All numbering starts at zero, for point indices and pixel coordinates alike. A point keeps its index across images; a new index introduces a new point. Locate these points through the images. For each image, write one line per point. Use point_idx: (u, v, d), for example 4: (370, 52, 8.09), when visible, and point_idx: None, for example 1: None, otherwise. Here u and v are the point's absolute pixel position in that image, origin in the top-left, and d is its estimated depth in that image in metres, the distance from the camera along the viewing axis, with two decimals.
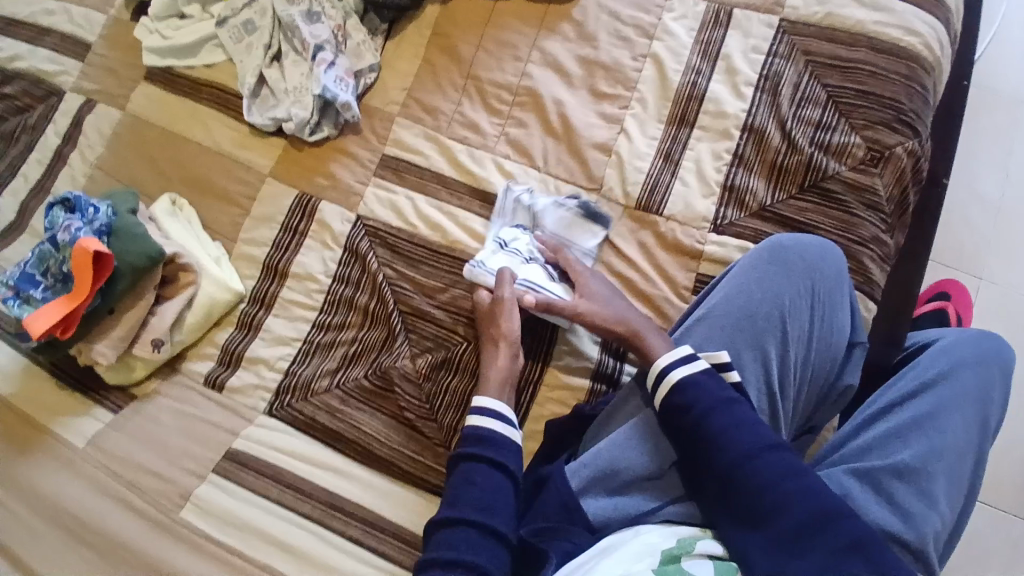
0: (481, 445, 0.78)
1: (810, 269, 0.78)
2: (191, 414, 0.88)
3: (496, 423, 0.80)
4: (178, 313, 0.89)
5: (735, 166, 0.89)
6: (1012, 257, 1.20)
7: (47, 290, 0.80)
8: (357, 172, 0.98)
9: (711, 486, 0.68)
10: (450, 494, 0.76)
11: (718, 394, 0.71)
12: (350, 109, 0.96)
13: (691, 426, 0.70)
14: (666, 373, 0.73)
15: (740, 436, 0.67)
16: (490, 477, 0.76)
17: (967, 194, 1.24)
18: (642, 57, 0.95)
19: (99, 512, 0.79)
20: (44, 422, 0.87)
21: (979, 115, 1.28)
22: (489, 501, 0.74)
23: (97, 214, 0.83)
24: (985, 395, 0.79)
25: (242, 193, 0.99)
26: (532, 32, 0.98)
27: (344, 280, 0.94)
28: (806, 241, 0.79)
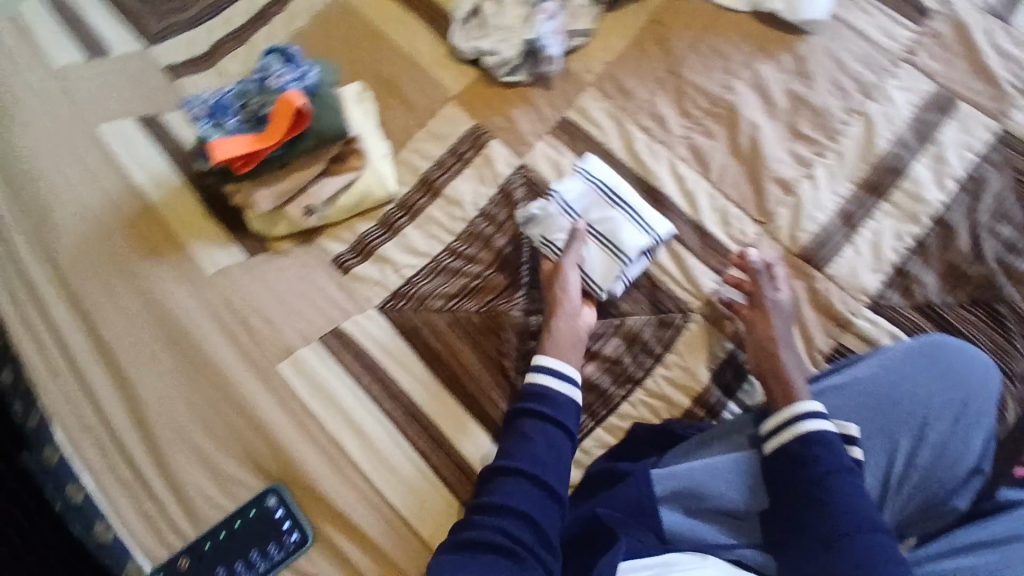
0: (541, 403, 0.80)
1: (967, 383, 0.77)
2: (313, 283, 0.91)
3: (561, 383, 0.82)
4: (335, 191, 0.93)
5: (913, 253, 0.87)
6: None
7: (238, 123, 0.86)
8: (535, 124, 0.99)
9: (805, 544, 0.68)
10: (507, 447, 0.78)
11: (842, 466, 0.70)
12: (551, 63, 0.98)
13: (806, 480, 0.71)
14: (798, 424, 0.74)
15: (849, 512, 0.67)
16: (547, 434, 0.79)
17: None
18: (854, 113, 0.93)
19: (211, 339, 0.85)
20: (181, 241, 0.90)
21: None
22: (543, 457, 0.77)
23: (305, 73, 0.87)
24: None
25: (423, 106, 1.02)
26: (751, 52, 0.97)
27: (488, 217, 0.96)
28: (972, 355, 0.78)
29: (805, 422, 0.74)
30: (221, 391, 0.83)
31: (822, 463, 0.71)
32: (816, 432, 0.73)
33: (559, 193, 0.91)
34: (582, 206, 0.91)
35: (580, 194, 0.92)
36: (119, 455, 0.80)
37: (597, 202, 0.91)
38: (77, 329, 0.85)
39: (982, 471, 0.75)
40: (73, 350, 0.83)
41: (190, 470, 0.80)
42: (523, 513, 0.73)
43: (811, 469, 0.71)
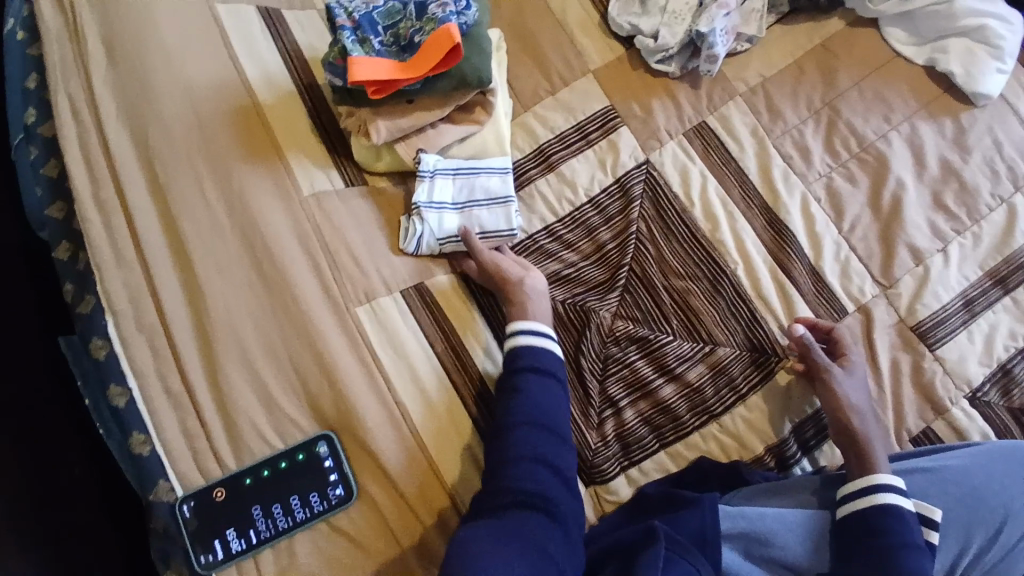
0: (531, 358, 0.76)
1: None
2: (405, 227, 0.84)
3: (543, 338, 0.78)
4: (451, 141, 0.87)
5: (1022, 355, 0.84)
6: None
7: (382, 46, 0.78)
8: (670, 121, 0.93)
9: None
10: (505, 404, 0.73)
11: (915, 544, 0.69)
12: (712, 64, 0.90)
13: (880, 549, 0.68)
14: (876, 493, 0.72)
15: None
16: (547, 387, 0.75)
17: None
18: (1000, 200, 0.89)
19: (292, 258, 0.77)
20: (282, 146, 0.84)
21: None
22: (546, 412, 0.73)
23: (466, 10, 0.79)
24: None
25: (558, 72, 0.95)
26: (914, 107, 0.92)
27: (598, 207, 0.91)
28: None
29: (887, 494, 0.71)
30: (292, 313, 0.75)
31: (898, 537, 0.69)
32: (895, 506, 0.71)
33: (482, 197, 0.86)
34: (503, 195, 0.87)
35: (494, 185, 0.87)
36: (167, 352, 0.73)
37: (455, 189, 0.86)
38: (151, 208, 0.78)
39: None
40: (144, 232, 0.77)
41: (241, 389, 0.72)
42: (546, 465, 0.69)
43: (885, 539, 0.69)
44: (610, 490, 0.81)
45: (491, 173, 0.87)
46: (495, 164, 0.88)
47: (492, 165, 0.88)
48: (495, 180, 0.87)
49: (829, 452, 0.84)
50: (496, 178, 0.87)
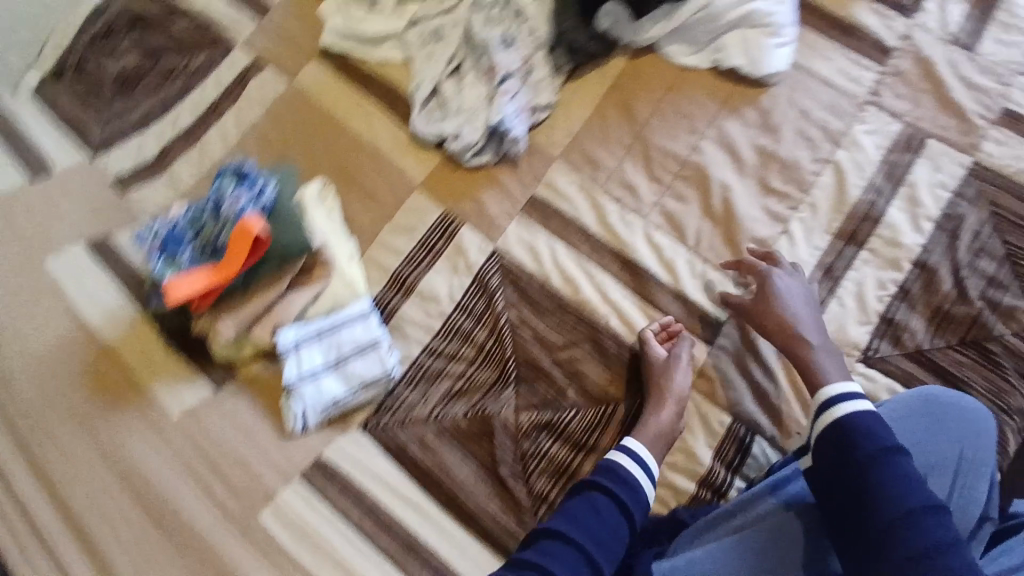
0: (614, 483, 0.76)
1: (964, 432, 0.73)
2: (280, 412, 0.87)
3: (628, 459, 0.78)
4: (303, 306, 0.87)
5: (898, 300, 0.85)
6: None
7: (192, 255, 0.80)
8: (504, 206, 0.96)
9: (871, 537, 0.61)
10: (572, 510, 0.73)
11: (888, 449, 0.65)
12: (517, 143, 0.94)
13: (852, 466, 0.65)
14: (831, 407, 0.71)
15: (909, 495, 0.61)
16: (599, 506, 0.74)
17: None
18: (822, 161, 0.91)
19: (181, 493, 0.82)
20: (143, 382, 0.87)
21: None
22: (602, 539, 0.71)
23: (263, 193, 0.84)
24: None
25: (386, 196, 0.97)
26: (714, 109, 0.96)
27: (465, 311, 0.92)
28: (961, 403, 0.75)
29: (841, 404, 0.70)
30: (196, 549, 0.79)
31: (864, 445, 0.65)
32: (856, 410, 0.69)
33: (350, 348, 0.87)
34: (369, 337, 0.88)
35: (358, 332, 0.88)
36: None
37: (324, 350, 0.87)
38: (41, 496, 0.82)
39: (993, 517, 0.73)
40: (40, 522, 0.80)
41: None
42: (570, 556, 0.69)
43: (851, 454, 0.66)
44: None
45: (352, 322, 0.88)
46: (352, 310, 0.89)
47: (350, 314, 0.88)
48: (356, 326, 0.88)
49: (759, 462, 0.83)
50: (358, 322, 0.88)
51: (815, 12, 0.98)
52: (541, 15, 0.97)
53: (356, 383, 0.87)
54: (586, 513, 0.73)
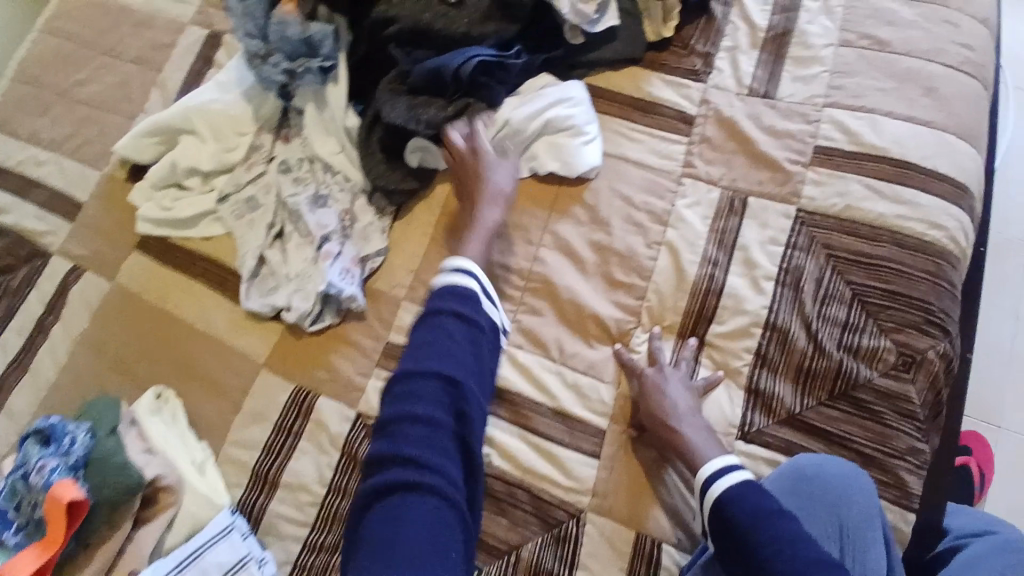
0: (454, 300, 0.72)
1: (836, 502, 0.76)
2: None
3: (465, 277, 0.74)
4: (156, 538, 0.80)
5: (758, 368, 0.85)
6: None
7: (17, 533, 0.75)
8: (358, 364, 0.91)
9: None
10: (395, 391, 0.66)
11: (770, 510, 0.71)
12: (356, 301, 0.90)
13: (738, 544, 0.70)
14: (709, 489, 0.75)
15: (798, 554, 0.67)
16: (434, 337, 0.69)
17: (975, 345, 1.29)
18: (657, 245, 0.93)
19: None
20: None
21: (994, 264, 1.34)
22: (432, 410, 0.64)
23: (72, 447, 0.78)
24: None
25: (233, 385, 0.91)
26: (544, 215, 0.97)
27: (338, 492, 0.85)
28: (830, 470, 0.77)
29: (718, 483, 0.74)
30: None
31: (740, 519, 0.71)
32: (731, 486, 0.73)
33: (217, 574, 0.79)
34: (234, 554, 0.80)
35: (222, 552, 0.80)
36: None
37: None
38: None
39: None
40: None
41: None
42: (418, 429, 0.63)
43: (735, 533, 0.71)
44: None
45: (214, 543, 0.81)
46: (212, 531, 0.81)
47: (211, 534, 0.81)
48: (217, 547, 0.80)
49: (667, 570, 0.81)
50: (218, 543, 0.81)
51: (614, 99, 1.00)
52: (352, 164, 0.96)
53: None
54: (440, 339, 0.69)
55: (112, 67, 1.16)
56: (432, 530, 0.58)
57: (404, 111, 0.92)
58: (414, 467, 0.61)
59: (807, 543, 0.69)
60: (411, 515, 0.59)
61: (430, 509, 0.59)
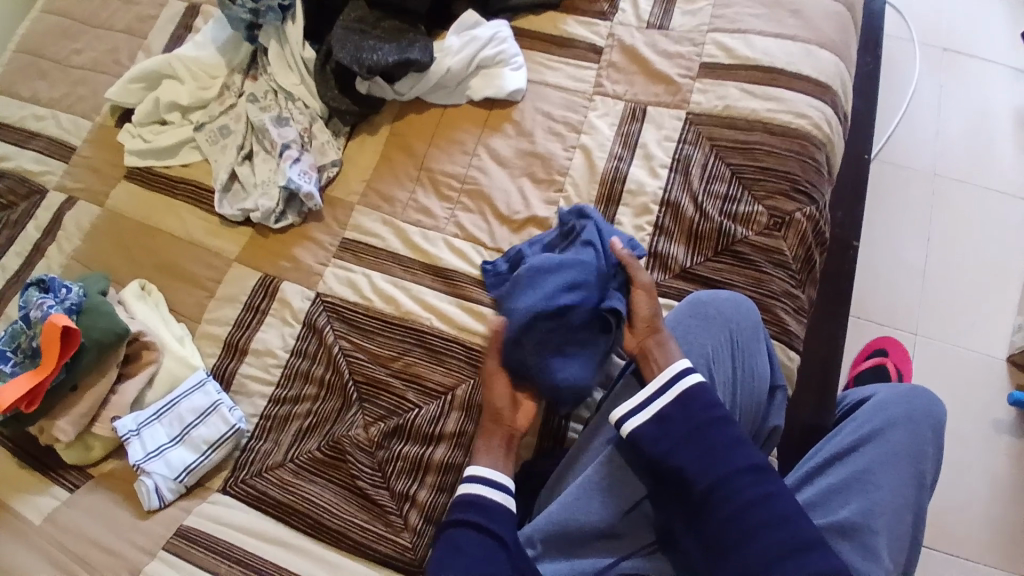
0: (476, 513, 0.79)
1: (727, 320, 0.85)
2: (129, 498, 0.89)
3: (489, 489, 0.81)
4: (139, 390, 0.95)
5: (657, 236, 0.99)
6: (939, 315, 1.35)
7: (15, 365, 0.89)
8: (318, 254, 1.06)
9: (697, 499, 0.74)
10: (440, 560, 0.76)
11: (716, 415, 0.76)
12: (312, 198, 1.06)
13: (681, 440, 0.75)
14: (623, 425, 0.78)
15: (723, 463, 0.73)
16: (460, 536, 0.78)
17: (890, 262, 1.40)
18: (572, 148, 1.09)
19: None
20: (3, 502, 0.88)
21: (893, 186, 1.47)
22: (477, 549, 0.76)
23: (69, 294, 0.92)
24: (917, 451, 0.86)
25: (209, 278, 1.06)
26: (477, 131, 1.13)
27: (301, 354, 0.99)
28: (720, 296, 0.86)
29: (680, 381, 0.78)
30: None
31: (674, 434, 0.76)
32: (690, 385, 0.78)
33: (193, 416, 0.92)
34: (208, 400, 0.93)
35: (198, 399, 0.93)
36: None
37: (165, 426, 0.92)
38: None
39: (781, 385, 0.85)
40: None
41: None
42: (471, 539, 0.77)
43: (679, 430, 0.76)
44: None
45: (190, 393, 0.94)
46: (192, 384, 0.95)
47: (187, 386, 0.94)
48: (193, 396, 0.94)
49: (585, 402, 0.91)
50: (194, 393, 0.94)
51: (536, 38, 1.19)
52: (310, 92, 1.14)
53: (207, 446, 0.90)
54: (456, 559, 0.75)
55: (102, 37, 1.34)
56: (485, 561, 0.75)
57: (352, 52, 1.07)
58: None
59: (741, 444, 0.75)
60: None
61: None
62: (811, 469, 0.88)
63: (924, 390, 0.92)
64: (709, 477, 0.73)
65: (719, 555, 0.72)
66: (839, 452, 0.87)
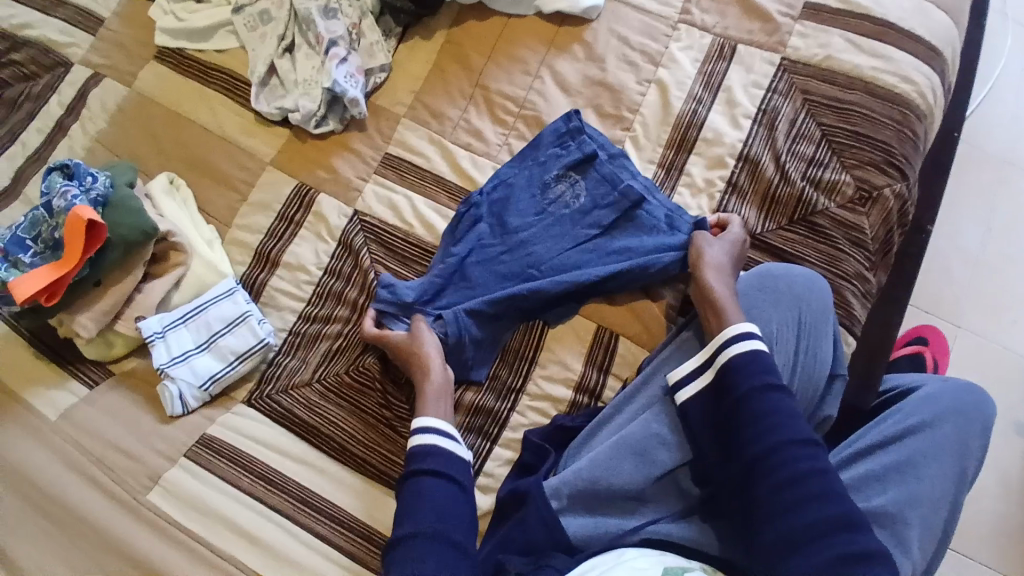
0: (431, 460, 0.77)
1: (797, 299, 0.80)
2: (153, 403, 0.89)
3: (440, 437, 0.79)
4: (164, 292, 0.91)
5: (728, 195, 0.91)
6: (1002, 305, 1.26)
7: (36, 255, 0.84)
8: (358, 168, 0.99)
9: (742, 463, 0.71)
10: (407, 512, 0.73)
11: (764, 385, 0.73)
12: (358, 106, 0.97)
13: (732, 406, 0.73)
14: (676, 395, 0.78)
15: (781, 429, 0.70)
16: (433, 495, 0.74)
17: (960, 243, 1.30)
18: (647, 82, 0.98)
19: (64, 483, 0.79)
20: (18, 391, 0.87)
21: (976, 161, 1.35)
22: (445, 510, 0.73)
23: (94, 183, 0.87)
24: (964, 448, 0.79)
25: (241, 179, 1.00)
26: (543, 50, 1.02)
27: (334, 273, 0.94)
28: (794, 272, 0.81)
29: (733, 346, 0.76)
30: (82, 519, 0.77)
31: (727, 404, 0.74)
32: (745, 353, 0.75)
33: (220, 325, 0.89)
34: (235, 311, 0.90)
35: (228, 309, 0.90)
36: None
37: (192, 332, 0.90)
38: None
39: (842, 372, 0.79)
40: None
41: None
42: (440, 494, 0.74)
43: (731, 396, 0.74)
44: None
45: (218, 301, 0.91)
46: (221, 293, 0.91)
47: (216, 293, 0.91)
48: (219, 303, 0.91)
49: (625, 359, 0.88)
50: (221, 303, 0.90)
51: None
52: None
53: (234, 357, 0.88)
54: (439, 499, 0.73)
55: None
56: (453, 506, 0.74)
57: None
58: (426, 483, 0.75)
59: (796, 417, 0.71)
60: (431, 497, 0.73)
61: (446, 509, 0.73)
62: (850, 451, 0.81)
63: (978, 386, 0.84)
64: (759, 446, 0.70)
65: (759, 524, 0.68)
66: (886, 438, 0.80)
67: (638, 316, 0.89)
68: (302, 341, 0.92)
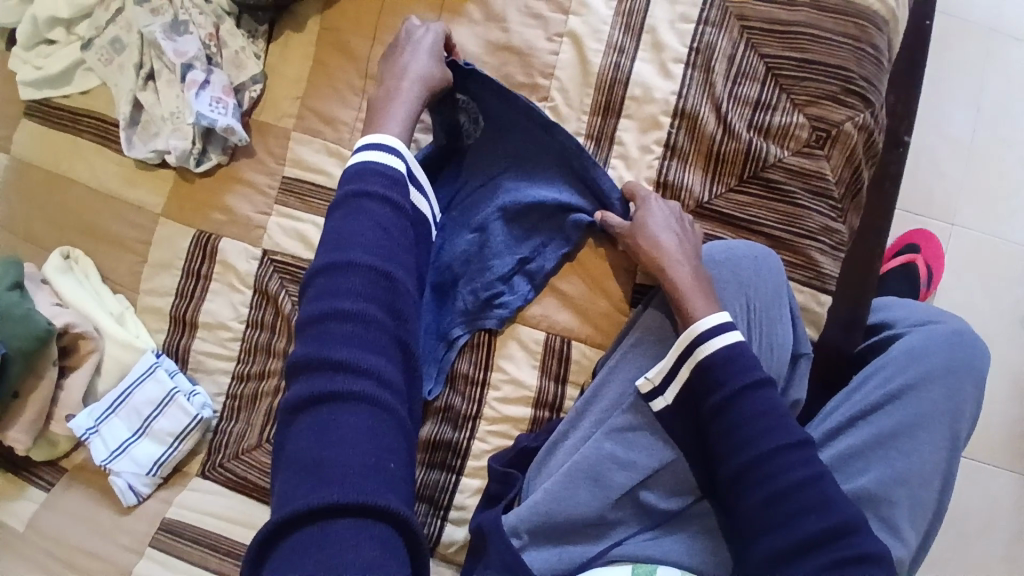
0: (346, 298, 0.53)
1: (743, 283, 0.73)
2: (111, 493, 0.86)
3: (357, 266, 0.55)
4: (88, 382, 0.86)
5: (668, 160, 0.79)
6: (1007, 193, 1.13)
7: None
8: (256, 201, 0.88)
9: (729, 475, 0.65)
10: (310, 362, 0.51)
11: (744, 386, 0.65)
12: (236, 133, 0.85)
13: (708, 415, 0.67)
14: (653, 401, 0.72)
15: (769, 431, 0.63)
16: (346, 336, 0.52)
17: (960, 129, 1.13)
18: (558, 36, 0.83)
19: None
20: None
21: (972, 25, 1.15)
22: (361, 351, 0.51)
23: None
24: (951, 410, 0.74)
25: (138, 238, 0.91)
26: (434, 18, 0.85)
27: (257, 325, 0.86)
28: (736, 253, 0.73)
29: (711, 341, 0.67)
30: None
31: (706, 402, 0.67)
32: (723, 347, 0.67)
33: (150, 409, 0.84)
34: (161, 391, 0.84)
35: (153, 390, 0.85)
36: None
37: (125, 421, 0.85)
38: None
39: (805, 351, 0.73)
40: None
41: None
42: (347, 333, 0.52)
43: (707, 403, 0.67)
44: (448, 543, 0.81)
45: (142, 382, 0.85)
46: (142, 373, 0.85)
47: (137, 374, 0.85)
48: (141, 385, 0.85)
49: (581, 365, 0.81)
50: (143, 384, 0.85)
51: None
52: None
53: (173, 438, 0.84)
54: (354, 342, 0.52)
55: None
56: (370, 354, 0.51)
57: None
58: (337, 371, 0.50)
59: (783, 416, 0.65)
60: (337, 341, 0.51)
61: (364, 419, 0.49)
62: (832, 425, 0.76)
63: (966, 329, 0.80)
64: (745, 456, 0.64)
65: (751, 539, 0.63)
66: (867, 409, 0.74)
67: (583, 274, 0.82)
68: (245, 401, 0.86)
